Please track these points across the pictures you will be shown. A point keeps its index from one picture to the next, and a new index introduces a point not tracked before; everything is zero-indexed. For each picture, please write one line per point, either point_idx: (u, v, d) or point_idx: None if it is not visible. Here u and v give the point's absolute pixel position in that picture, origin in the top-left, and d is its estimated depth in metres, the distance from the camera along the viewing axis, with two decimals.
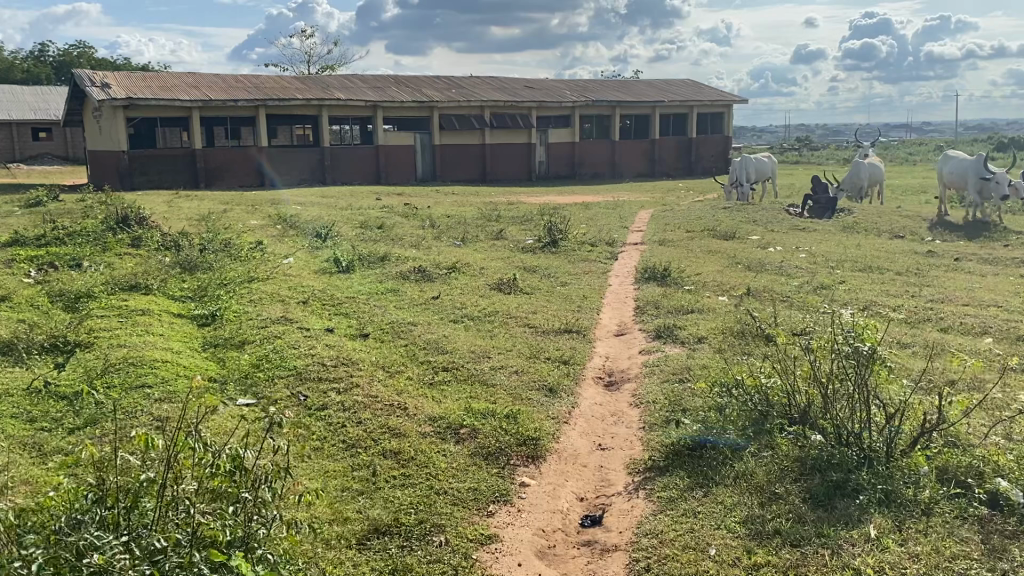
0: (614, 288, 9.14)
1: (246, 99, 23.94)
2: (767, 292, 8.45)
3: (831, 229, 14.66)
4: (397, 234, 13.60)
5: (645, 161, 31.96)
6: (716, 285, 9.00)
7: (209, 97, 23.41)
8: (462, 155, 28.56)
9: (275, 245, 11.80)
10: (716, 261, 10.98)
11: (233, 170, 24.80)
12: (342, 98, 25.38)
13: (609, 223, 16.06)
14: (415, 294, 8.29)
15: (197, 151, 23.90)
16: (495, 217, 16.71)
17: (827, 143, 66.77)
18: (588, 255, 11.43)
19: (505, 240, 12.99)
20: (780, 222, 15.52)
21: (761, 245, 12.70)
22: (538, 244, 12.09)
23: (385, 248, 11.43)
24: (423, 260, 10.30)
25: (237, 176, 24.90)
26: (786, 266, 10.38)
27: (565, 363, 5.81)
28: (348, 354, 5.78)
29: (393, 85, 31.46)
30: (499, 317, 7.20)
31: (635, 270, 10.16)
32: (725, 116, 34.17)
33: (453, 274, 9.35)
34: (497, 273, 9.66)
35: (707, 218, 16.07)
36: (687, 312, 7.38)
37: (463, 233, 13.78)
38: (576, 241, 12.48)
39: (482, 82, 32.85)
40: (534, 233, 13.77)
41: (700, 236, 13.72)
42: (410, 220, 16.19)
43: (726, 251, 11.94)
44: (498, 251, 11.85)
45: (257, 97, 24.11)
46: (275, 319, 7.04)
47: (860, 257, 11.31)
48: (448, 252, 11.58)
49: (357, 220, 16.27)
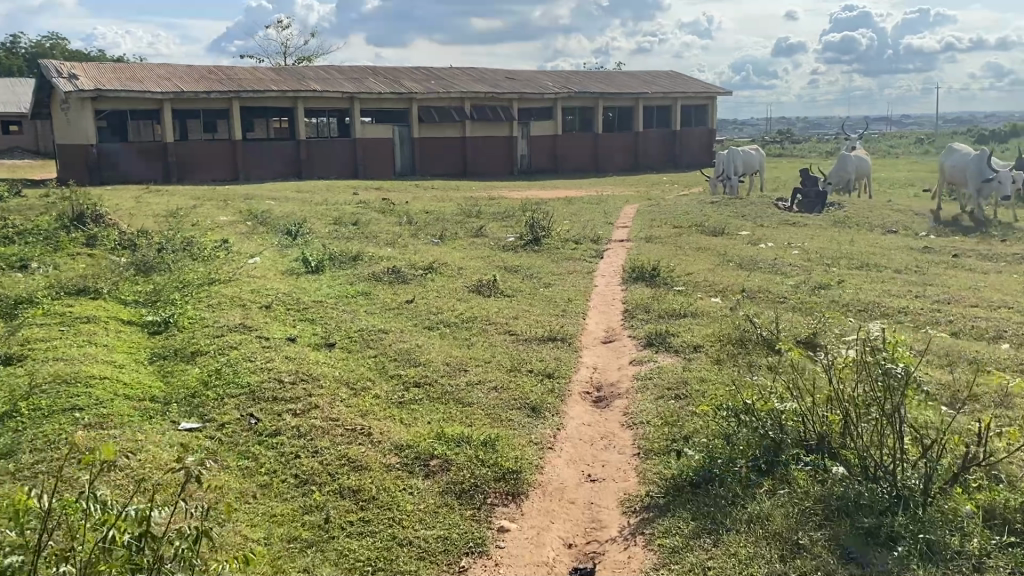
0: (600, 289, 8.63)
1: (218, 91, 23.22)
2: (762, 294, 7.97)
3: (822, 223, 14.24)
4: (372, 232, 13.03)
5: (629, 154, 31.48)
6: (707, 286, 8.51)
7: (180, 89, 22.69)
8: (443, 148, 27.96)
9: (243, 243, 11.21)
10: (706, 259, 10.50)
11: (206, 164, 24.08)
12: (318, 90, 24.70)
13: (593, 218, 15.56)
14: (387, 298, 7.74)
15: (168, 144, 23.16)
16: (475, 213, 16.16)
17: (810, 136, 66.56)
18: (572, 253, 10.92)
19: (485, 237, 12.46)
20: (769, 217, 15.09)
21: (751, 242, 12.25)
22: (520, 241, 11.56)
23: (358, 246, 10.87)
24: (399, 259, 9.76)
25: (210, 170, 24.19)
26: (779, 265, 9.92)
27: (549, 377, 5.29)
28: (309, 368, 5.21)
29: (371, 77, 30.79)
30: (477, 324, 6.68)
31: (622, 270, 9.66)
32: (709, 108, 33.75)
33: (429, 275, 8.81)
34: (477, 273, 9.13)
35: (694, 213, 15.60)
36: (679, 316, 6.88)
37: (442, 230, 13.25)
38: (559, 238, 11.97)
39: (463, 73, 32.23)
40: (516, 229, 13.26)
41: (688, 232, 13.24)
42: (387, 217, 15.60)
43: (715, 248, 11.47)
44: (478, 249, 11.31)
45: (230, 89, 23.38)
46: (233, 327, 6.46)
47: (855, 255, 10.86)
48: (425, 250, 11.03)
49: (332, 217, 15.68)
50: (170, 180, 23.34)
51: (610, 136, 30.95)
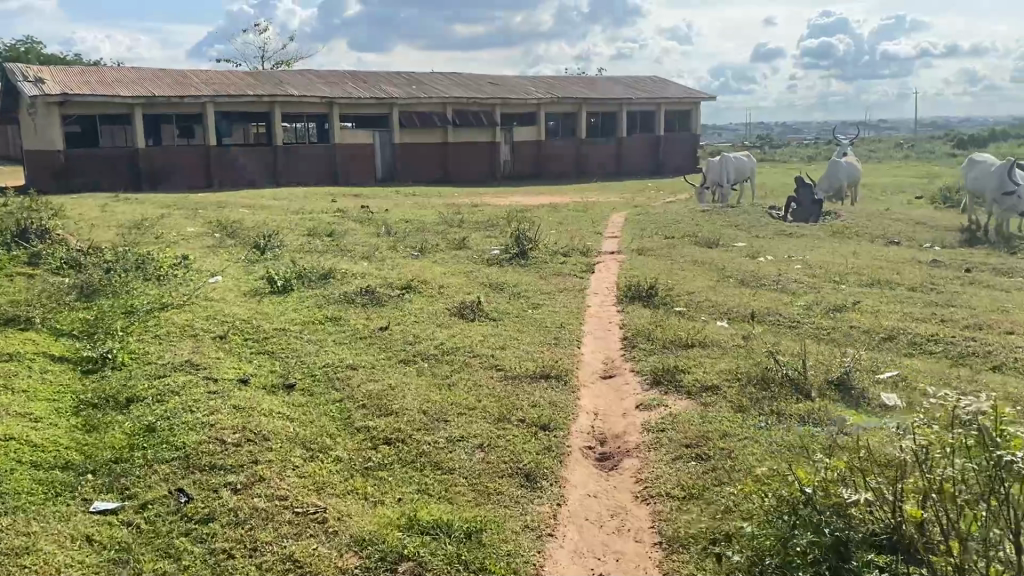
0: (593, 310, 7.85)
1: (191, 95, 22.32)
2: (773, 320, 7.22)
3: (820, 233, 13.58)
4: (347, 244, 12.21)
5: (613, 159, 30.80)
6: (711, 307, 7.77)
7: (152, 93, 21.78)
8: (424, 154, 27.12)
9: (204, 260, 10.37)
10: (705, 274, 9.76)
11: (179, 171, 23.13)
12: (295, 95, 23.85)
13: (581, 228, 14.81)
14: (358, 324, 6.94)
15: (139, 151, 22.21)
16: (457, 222, 15.39)
17: (791, 140, 66.43)
18: (560, 267, 10.16)
19: (467, 250, 11.67)
20: (765, 226, 14.41)
21: (750, 254, 11.53)
22: (505, 254, 10.79)
23: (330, 262, 10.05)
24: (374, 278, 8.94)
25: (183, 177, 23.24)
26: (784, 281, 9.22)
27: (544, 429, 4.50)
28: (260, 422, 4.40)
29: (350, 81, 29.94)
30: (459, 356, 5.87)
31: (616, 288, 8.89)
32: (694, 113, 33.13)
33: (406, 296, 8.00)
34: (457, 293, 8.32)
35: (687, 222, 14.90)
36: (687, 346, 6.10)
37: (421, 241, 12.44)
38: (547, 251, 11.20)
39: (444, 77, 31.45)
40: (501, 240, 12.49)
41: (682, 243, 12.52)
42: (364, 226, 14.80)
43: (713, 262, 10.74)
44: (459, 263, 10.53)
45: (203, 94, 22.49)
46: (179, 364, 5.60)
47: (862, 269, 10.17)
48: (403, 266, 10.24)
49: (306, 226, 14.86)
50: (141, 187, 22.38)
51: (595, 141, 30.25)
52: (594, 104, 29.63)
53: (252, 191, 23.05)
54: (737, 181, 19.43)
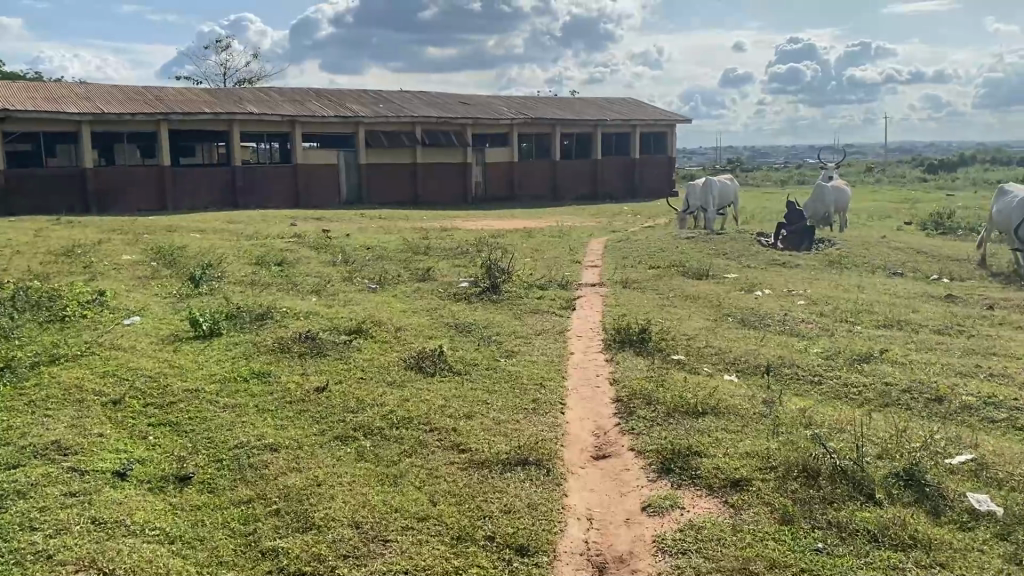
0: (576, 360, 6.62)
1: (144, 113, 20.94)
2: (791, 375, 6.03)
3: (816, 264, 12.54)
4: (297, 276, 10.92)
5: (587, 182, 29.77)
6: (714, 358, 6.59)
7: (102, 110, 20.38)
8: (392, 175, 25.85)
9: (128, 296, 9.04)
10: (698, 312, 8.61)
11: (130, 193, 21.69)
12: (255, 113, 22.56)
13: (557, 257, 13.63)
14: (289, 382, 5.64)
15: (86, 171, 20.75)
16: (422, 249, 14.16)
17: (761, 165, 66.25)
18: (535, 304, 8.94)
19: (432, 282, 10.44)
20: (755, 255, 13.34)
21: (745, 287, 10.42)
22: (473, 289, 9.56)
23: (272, 298, 8.77)
24: (320, 320, 7.65)
25: (135, 200, 21.79)
26: (792, 323, 8.09)
27: (519, 555, 3.31)
28: (124, 553, 3.20)
29: (314, 99, 28.73)
30: (412, 432, 4.63)
31: (601, 330, 7.70)
32: (669, 136, 32.25)
33: (353, 343, 6.71)
34: (416, 338, 7.05)
35: (670, 250, 13.80)
36: (696, 416, 4.89)
37: (379, 272, 11.17)
38: (520, 284, 9.99)
39: (413, 97, 30.34)
40: (469, 271, 11.27)
41: (668, 274, 11.40)
42: (320, 253, 13.53)
43: (707, 297, 9.59)
44: (422, 298, 9.29)
45: (157, 112, 21.13)
46: (43, 448, 4.28)
47: (872, 306, 9.08)
48: (358, 302, 8.98)
49: (256, 253, 13.56)
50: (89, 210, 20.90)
51: (569, 164, 29.23)
52: (567, 126, 28.64)
53: (209, 215, 21.65)
54: (719, 207, 18.42)
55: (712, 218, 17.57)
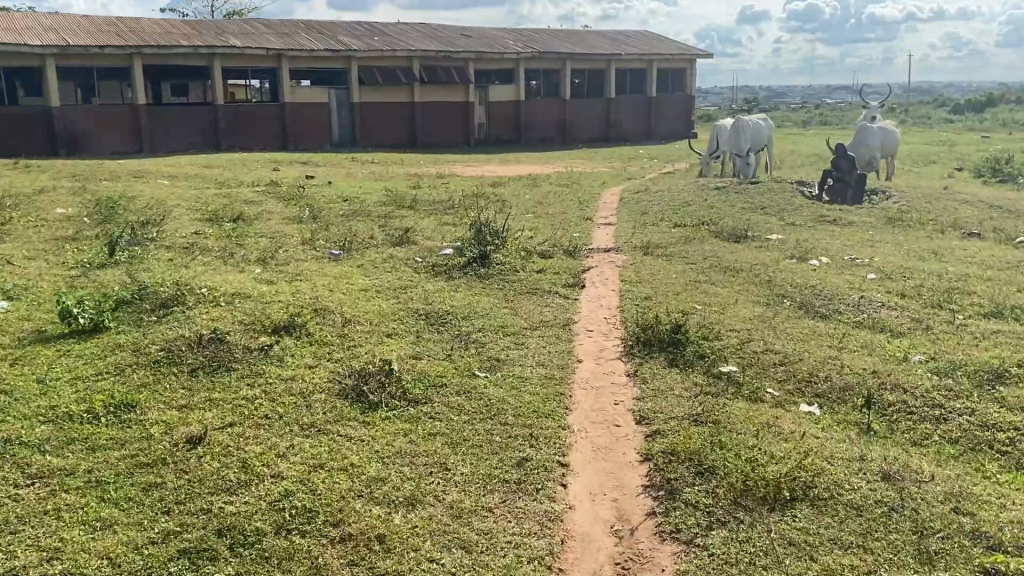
0: (584, 376, 4.71)
1: (115, 45, 18.83)
2: (902, 415, 4.11)
3: (873, 223, 10.56)
4: (249, 239, 9.02)
5: (599, 124, 27.50)
6: (779, 378, 4.66)
7: (67, 43, 18.30)
8: (388, 115, 23.63)
9: (23, 269, 7.17)
10: (742, 293, 6.67)
11: (102, 134, 19.71)
12: (238, 45, 20.40)
13: (564, 213, 11.67)
14: (160, 424, 3.76)
15: (53, 110, 18.78)
16: (408, 202, 12.23)
17: (779, 105, 63.64)
18: (533, 281, 7.05)
19: (409, 247, 8.53)
20: (797, 210, 11.34)
21: (796, 255, 8.46)
22: (456, 260, 7.63)
23: (200, 274, 6.89)
24: (248, 308, 5.75)
25: (108, 143, 19.83)
26: (870, 311, 6.17)
27: None
28: None
29: (304, 32, 26.48)
30: (311, 545, 2.80)
31: (621, 325, 5.74)
32: (687, 73, 29.75)
33: (274, 349, 4.81)
34: (369, 340, 5.15)
35: (696, 204, 11.80)
36: (781, 511, 3.02)
37: (348, 233, 9.26)
38: (516, 252, 8.09)
39: (411, 30, 28.02)
40: (458, 232, 9.35)
41: (697, 236, 9.47)
42: (288, 207, 11.62)
43: (750, 269, 7.64)
44: (393, 271, 7.40)
45: (126, 44, 19.00)
46: None
47: (965, 282, 7.13)
48: (311, 276, 7.11)
49: (214, 207, 11.65)
50: (58, 153, 19.03)
51: (580, 104, 26.95)
52: (578, 62, 26.27)
53: (189, 159, 19.70)
54: (755, 150, 16.24)
55: (750, 164, 15.42)
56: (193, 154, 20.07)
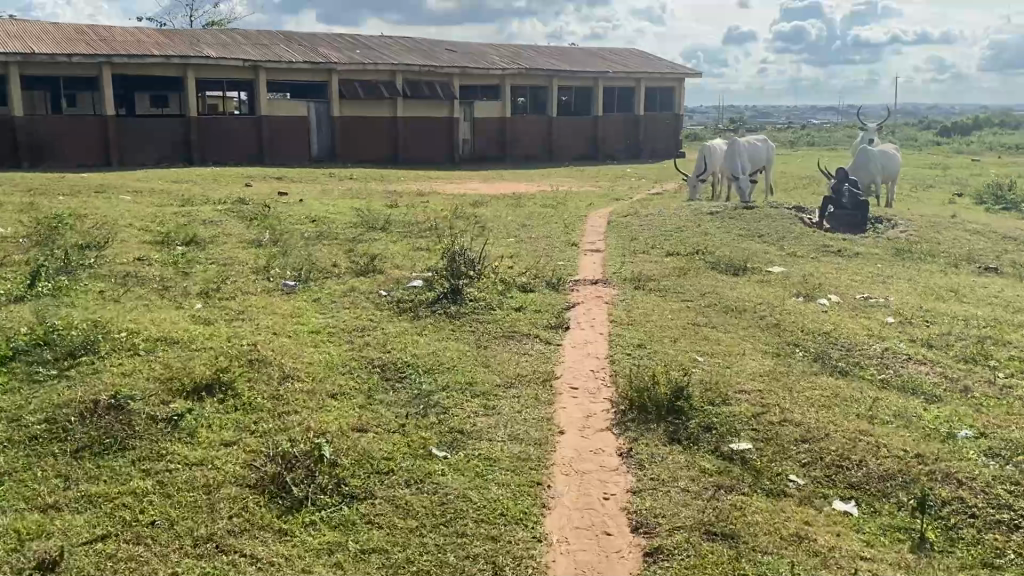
0: (566, 457, 3.84)
1: (82, 53, 17.92)
2: (964, 521, 3.27)
3: (880, 255, 9.78)
4: (196, 267, 8.11)
5: (586, 142, 26.73)
6: (803, 461, 3.81)
7: (33, 51, 17.40)
8: (369, 130, 22.76)
9: None
10: (748, 342, 5.83)
11: (67, 146, 18.78)
12: (213, 56, 19.54)
13: (548, 238, 10.83)
14: (14, 539, 2.87)
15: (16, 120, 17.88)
16: (380, 224, 11.37)
17: (765, 124, 63.38)
18: (510, 321, 6.19)
19: (374, 278, 7.66)
20: (798, 239, 10.56)
21: (802, 291, 7.66)
22: (424, 294, 6.75)
23: (127, 312, 5.98)
24: (171, 359, 4.84)
25: (73, 155, 18.88)
26: (897, 367, 5.35)
27: None
28: None
29: (283, 43, 25.66)
30: None
31: (611, 383, 4.86)
32: (676, 92, 29.08)
33: (187, 418, 3.90)
34: (306, 406, 4.26)
35: (690, 230, 11.00)
36: None
37: (307, 260, 8.38)
38: (492, 286, 7.23)
39: (394, 43, 27.26)
40: (429, 260, 8.49)
41: (692, 269, 8.66)
42: (248, 228, 10.73)
43: (754, 309, 6.82)
44: (352, 308, 6.52)
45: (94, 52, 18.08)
46: None
47: (996, 329, 6.32)
48: (257, 314, 6.21)
49: (168, 227, 10.75)
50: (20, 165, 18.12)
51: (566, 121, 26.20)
52: (565, 78, 25.54)
53: (159, 174, 18.76)
54: (751, 171, 15.47)
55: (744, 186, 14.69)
56: (164, 167, 19.13)
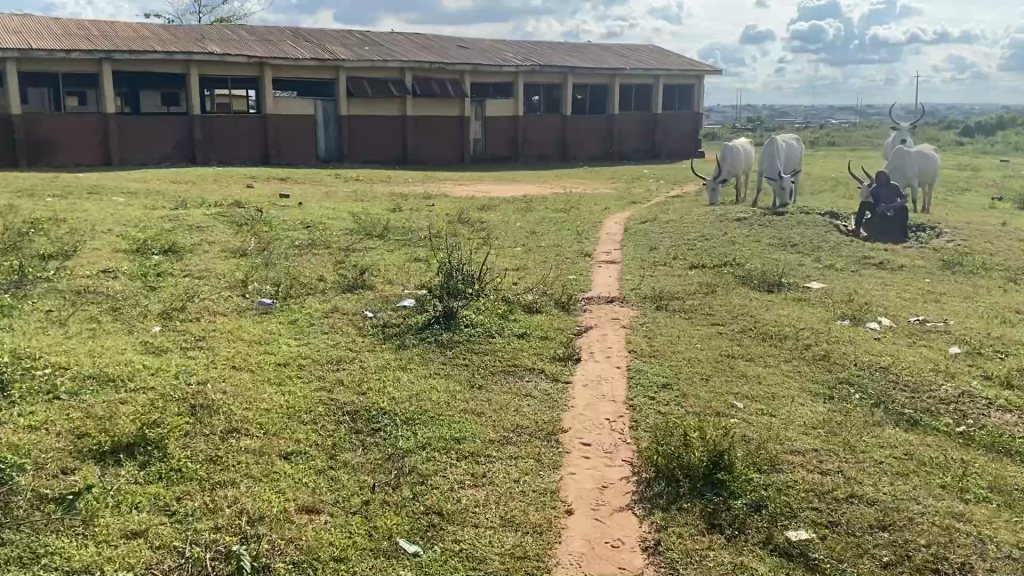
0: (575, 552, 2.97)
1: (80, 50, 17.17)
2: None
3: (929, 268, 8.83)
4: (167, 281, 7.28)
5: (602, 141, 25.78)
6: (887, 562, 2.92)
7: (29, 46, 16.66)
8: (378, 129, 21.91)
9: None
10: (792, 382, 4.93)
11: (65, 145, 18.02)
12: (216, 52, 18.75)
13: (559, 247, 9.95)
14: None
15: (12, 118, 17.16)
16: (379, 230, 10.53)
17: (783, 124, 62.19)
18: (512, 352, 5.31)
19: (362, 295, 6.80)
20: (835, 249, 9.62)
21: (847, 313, 6.73)
22: (414, 316, 5.87)
23: (68, 340, 5.14)
24: (95, 406, 3.99)
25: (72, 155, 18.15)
26: (977, 416, 4.43)
27: None
28: None
29: (289, 39, 24.90)
30: None
31: (630, 439, 3.97)
32: (695, 90, 28.06)
33: (86, 498, 3.04)
34: (247, 475, 3.40)
35: (715, 238, 10.08)
36: None
37: (289, 273, 7.53)
38: (494, 307, 6.35)
39: (404, 40, 26.45)
40: (427, 274, 7.63)
41: (720, 285, 7.75)
42: (235, 234, 9.91)
43: (795, 336, 5.90)
44: (331, 334, 5.65)
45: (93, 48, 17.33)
46: None
47: None
48: (219, 340, 5.37)
49: (148, 233, 9.94)
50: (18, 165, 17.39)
51: (582, 120, 25.26)
52: (581, 76, 24.61)
53: (159, 174, 17.99)
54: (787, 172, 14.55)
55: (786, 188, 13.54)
56: (164, 167, 18.36)
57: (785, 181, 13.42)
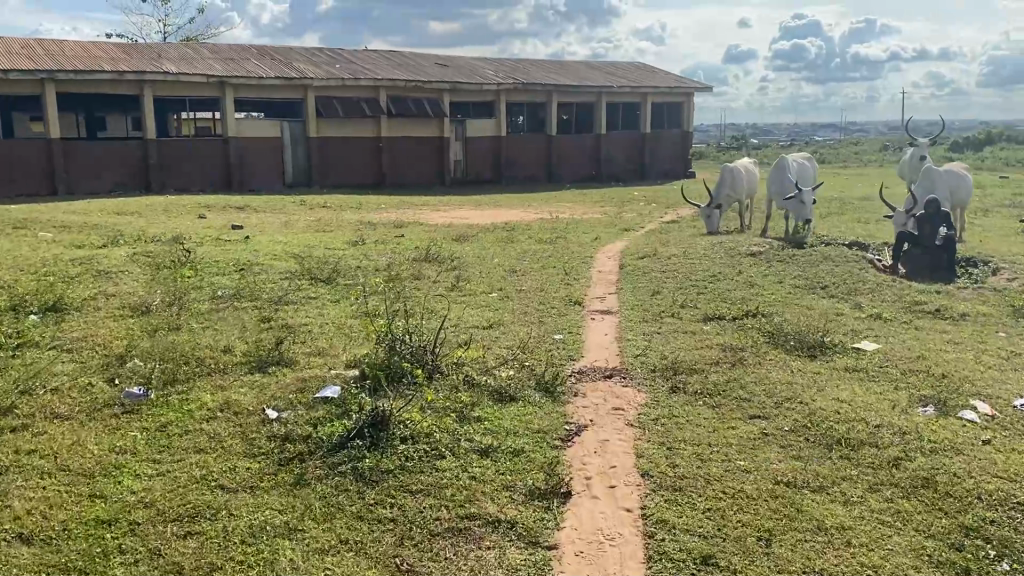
0: None
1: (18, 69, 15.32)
2: None
3: (1001, 316, 7.15)
4: (19, 359, 5.45)
5: (589, 161, 24.15)
6: None
7: None
8: (348, 151, 20.14)
9: None
10: (895, 540, 3.20)
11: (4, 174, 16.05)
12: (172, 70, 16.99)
13: (542, 290, 8.21)
14: None
15: None
16: (325, 272, 8.76)
17: (768, 142, 61.04)
18: (470, 485, 3.53)
19: (271, 377, 5.02)
20: (877, 291, 7.93)
21: (925, 393, 5.03)
22: (333, 420, 4.09)
23: None
24: None
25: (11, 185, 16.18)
26: None
27: None
28: None
29: (252, 57, 23.19)
30: None
31: None
32: (686, 106, 26.48)
33: None
34: None
35: (730, 279, 8.35)
36: None
37: (187, 342, 5.73)
38: (447, 398, 4.57)
39: (375, 57, 24.82)
40: (369, 339, 5.86)
41: (746, 347, 6.03)
42: (145, 283, 8.10)
43: (875, 441, 4.14)
44: (201, 454, 3.86)
45: (31, 67, 15.50)
46: None
47: None
48: (31, 479, 3.57)
49: (38, 282, 8.09)
50: None
51: (567, 138, 23.61)
52: (566, 92, 23.00)
53: (106, 204, 16.12)
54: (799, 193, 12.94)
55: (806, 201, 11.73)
56: (116, 196, 16.48)
57: (803, 194, 11.64)
